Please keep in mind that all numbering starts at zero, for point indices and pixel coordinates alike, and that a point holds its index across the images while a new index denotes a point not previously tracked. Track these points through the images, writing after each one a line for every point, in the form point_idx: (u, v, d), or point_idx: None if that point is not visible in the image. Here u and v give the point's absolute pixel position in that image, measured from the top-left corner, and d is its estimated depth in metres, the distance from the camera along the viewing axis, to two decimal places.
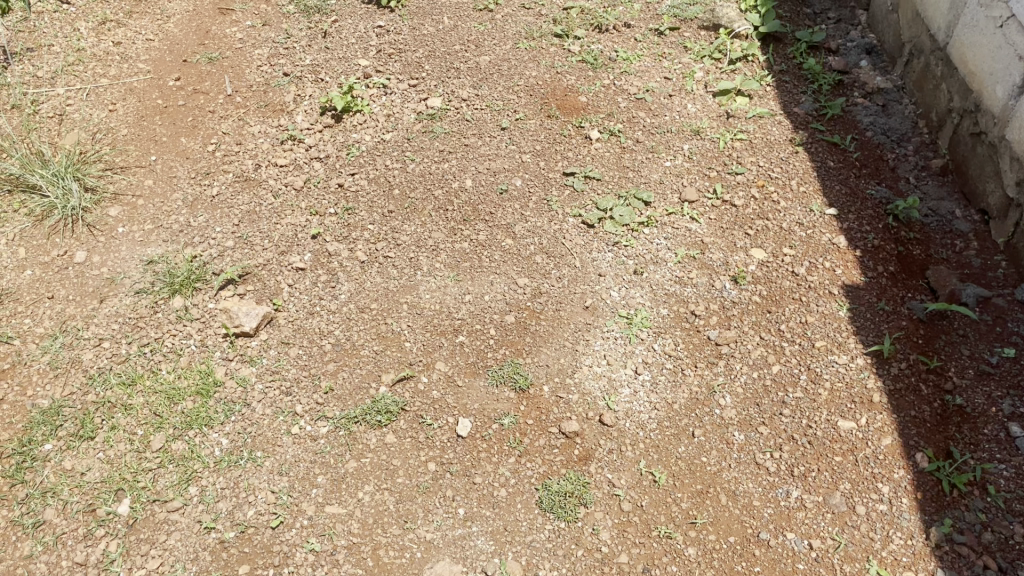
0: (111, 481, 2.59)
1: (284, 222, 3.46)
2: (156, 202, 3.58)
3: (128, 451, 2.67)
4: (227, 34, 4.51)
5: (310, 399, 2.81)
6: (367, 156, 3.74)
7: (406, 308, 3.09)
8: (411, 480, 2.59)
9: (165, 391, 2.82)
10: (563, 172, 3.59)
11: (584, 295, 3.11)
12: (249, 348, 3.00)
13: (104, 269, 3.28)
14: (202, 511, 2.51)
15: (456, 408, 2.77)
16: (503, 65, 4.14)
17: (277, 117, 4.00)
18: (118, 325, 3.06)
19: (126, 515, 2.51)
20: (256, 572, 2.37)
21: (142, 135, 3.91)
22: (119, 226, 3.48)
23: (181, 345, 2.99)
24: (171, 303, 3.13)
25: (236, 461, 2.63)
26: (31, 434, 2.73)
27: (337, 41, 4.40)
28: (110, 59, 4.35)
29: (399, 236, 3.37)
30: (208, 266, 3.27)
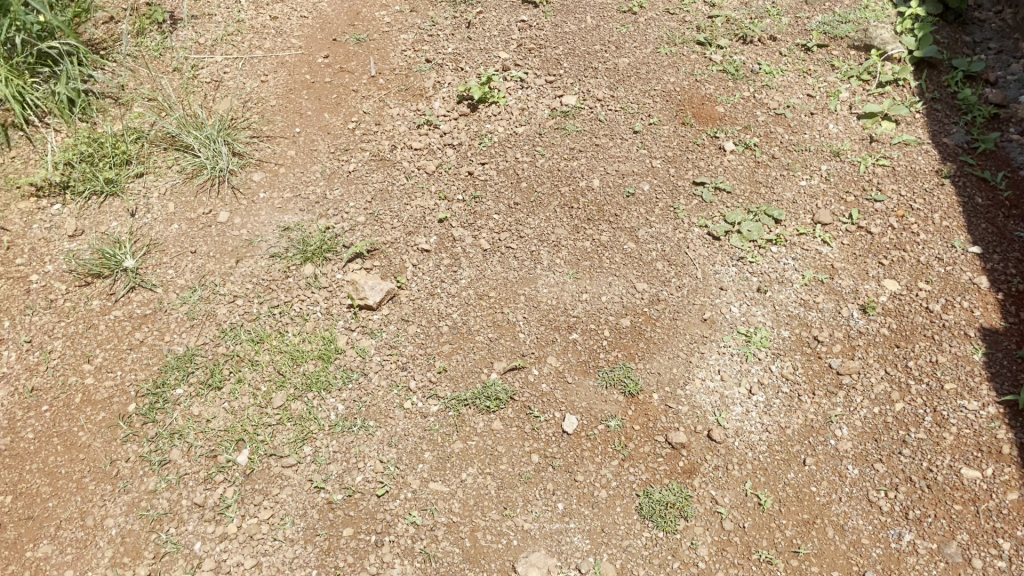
0: (233, 431, 2.72)
1: (414, 204, 3.55)
2: (297, 172, 3.74)
3: (251, 405, 2.80)
4: (376, 18, 4.66)
5: (424, 376, 2.89)
6: (499, 147, 3.79)
7: (523, 299, 3.12)
8: (514, 469, 2.62)
9: (290, 352, 2.95)
10: (693, 181, 3.55)
11: (702, 306, 3.06)
12: (371, 320, 3.10)
13: (244, 231, 3.45)
14: (314, 471, 2.62)
15: (563, 404, 2.78)
16: (642, 69, 4.12)
17: (416, 101, 4.11)
18: (252, 285, 3.21)
19: (244, 464, 2.64)
20: (359, 536, 2.46)
21: (289, 107, 4.09)
22: (261, 191, 3.65)
23: (308, 310, 3.12)
24: (302, 270, 3.27)
25: (348, 428, 2.73)
26: (165, 377, 2.88)
27: (480, 32, 4.48)
28: (266, 32, 4.55)
29: (523, 228, 3.40)
30: (339, 238, 3.39)
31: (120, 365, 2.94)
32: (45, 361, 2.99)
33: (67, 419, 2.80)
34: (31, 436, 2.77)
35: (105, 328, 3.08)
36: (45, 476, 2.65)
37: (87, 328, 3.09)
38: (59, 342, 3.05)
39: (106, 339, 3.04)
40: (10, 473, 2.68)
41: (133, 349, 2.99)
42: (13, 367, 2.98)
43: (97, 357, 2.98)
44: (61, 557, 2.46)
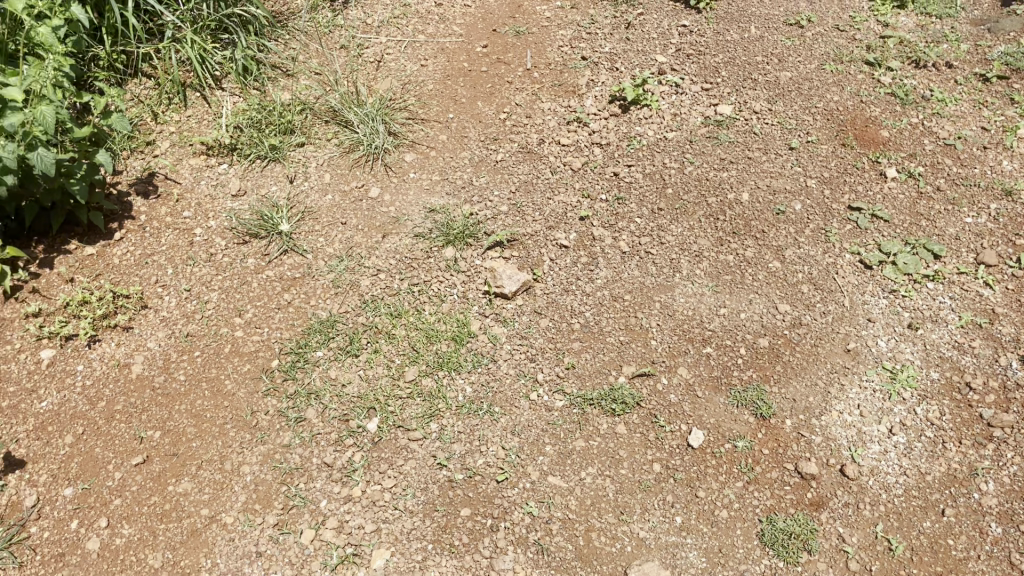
0: (366, 399, 2.82)
1: (557, 199, 3.56)
2: (447, 155, 3.82)
3: (384, 376, 2.89)
4: (537, 12, 4.70)
5: (552, 370, 2.89)
6: (647, 151, 3.76)
7: (659, 306, 3.08)
8: (635, 475, 2.60)
9: (425, 331, 3.03)
10: (849, 206, 3.41)
11: (847, 336, 2.94)
12: (504, 309, 3.13)
13: (392, 208, 3.56)
14: (438, 448, 2.68)
15: (691, 417, 2.73)
16: (805, 85, 3.99)
17: (568, 98, 4.12)
18: (395, 261, 3.31)
19: (373, 432, 2.73)
20: (476, 517, 2.50)
21: (445, 93, 4.18)
22: (411, 171, 3.75)
23: (444, 292, 3.19)
24: (443, 252, 3.34)
25: (474, 411, 2.77)
26: (307, 339, 3.01)
27: (639, 33, 4.45)
28: (430, 17, 4.64)
29: (665, 235, 3.36)
30: (482, 225, 3.44)
31: (267, 323, 3.08)
32: (201, 309, 3.12)
33: (216, 366, 2.93)
34: (182, 377, 2.89)
35: (257, 286, 3.22)
36: (191, 418, 2.77)
37: (241, 284, 3.22)
38: (215, 294, 3.17)
39: (258, 295, 3.18)
40: (161, 411, 2.79)
41: (280, 309, 3.13)
42: (172, 312, 3.10)
43: (247, 313, 3.11)
44: (199, 495, 2.57)
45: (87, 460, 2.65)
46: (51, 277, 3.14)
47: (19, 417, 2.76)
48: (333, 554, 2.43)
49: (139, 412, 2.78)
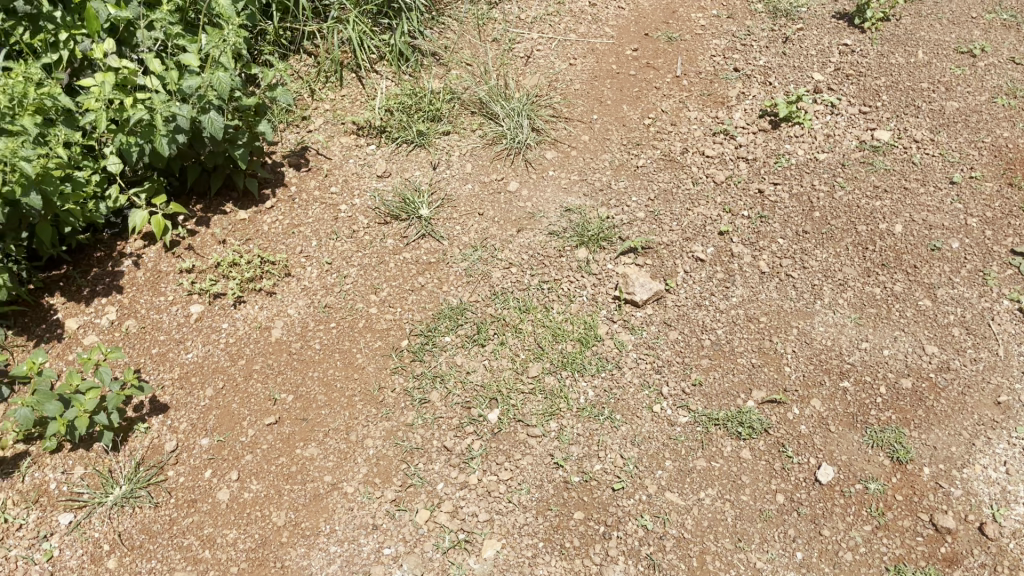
0: (489, 389, 2.84)
1: (697, 210, 3.47)
2: (587, 156, 3.77)
3: (508, 369, 2.91)
4: (692, 19, 4.60)
5: (678, 384, 2.83)
6: (795, 170, 3.63)
7: (796, 332, 2.98)
8: (756, 503, 2.52)
9: (552, 329, 3.02)
10: (1012, 250, 3.20)
11: (998, 388, 2.77)
12: (633, 316, 3.07)
13: (529, 204, 3.56)
14: (556, 448, 2.68)
15: (820, 451, 2.63)
16: (973, 117, 3.77)
17: (716, 109, 4.02)
18: (528, 256, 3.31)
19: (493, 422, 2.75)
20: (589, 522, 2.49)
21: (591, 94, 4.11)
22: (550, 169, 3.72)
23: (574, 292, 3.16)
24: (576, 253, 3.31)
25: (595, 415, 2.75)
26: (436, 323, 3.06)
27: (796, 49, 4.31)
28: (582, 17, 4.56)
29: (808, 259, 3.24)
30: (617, 230, 3.38)
31: (400, 303, 3.15)
32: (339, 283, 3.22)
33: (350, 339, 3.02)
34: (317, 346, 3.00)
35: (393, 266, 3.30)
36: (322, 386, 2.87)
37: (378, 263, 3.31)
38: (353, 270, 3.27)
39: (393, 276, 3.26)
40: (295, 376, 2.90)
41: (413, 292, 3.20)
42: (312, 283, 3.22)
43: (382, 291, 3.20)
44: (324, 462, 2.66)
45: (225, 414, 2.78)
46: (206, 237, 3.30)
47: (166, 365, 2.91)
48: (446, 537, 2.46)
49: (275, 374, 2.90)
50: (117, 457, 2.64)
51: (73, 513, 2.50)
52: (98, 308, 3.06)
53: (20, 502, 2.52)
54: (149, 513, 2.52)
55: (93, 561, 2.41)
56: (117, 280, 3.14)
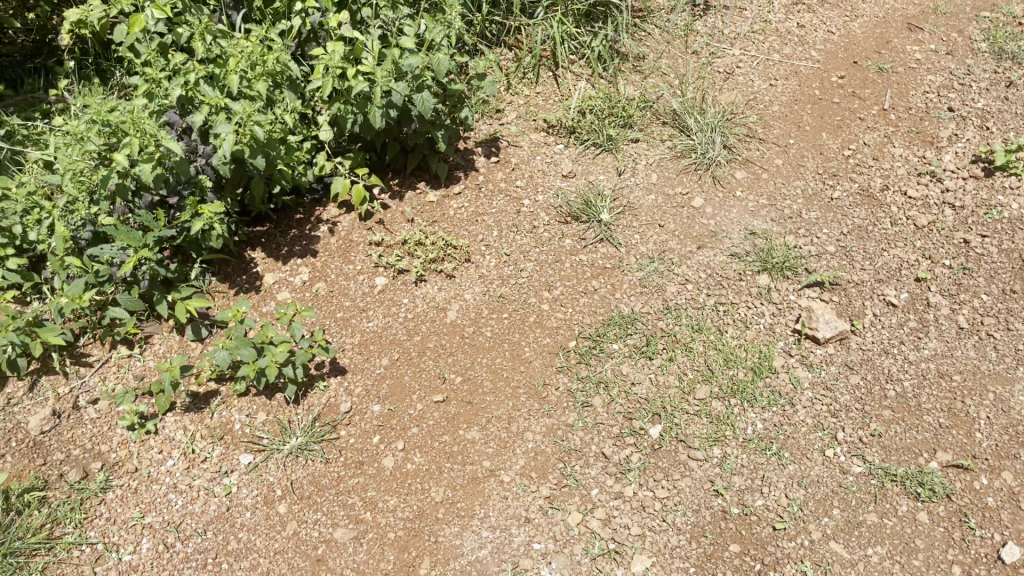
0: (652, 403, 2.80)
1: (893, 252, 3.30)
2: (779, 181, 3.64)
3: (675, 387, 2.85)
4: (907, 51, 4.36)
5: (855, 432, 2.70)
6: (1008, 224, 3.36)
7: (991, 397, 2.77)
8: (928, 571, 2.38)
9: (725, 353, 2.93)
10: None
11: None
12: (812, 353, 2.94)
13: (713, 222, 3.45)
14: (717, 475, 2.61)
15: (1007, 528, 2.44)
16: None
17: (923, 148, 3.78)
18: (706, 275, 3.23)
19: (654, 438, 2.72)
20: (745, 557, 2.43)
21: (789, 118, 3.96)
22: (738, 190, 3.61)
23: (751, 319, 3.06)
24: (757, 278, 3.20)
25: (762, 448, 2.67)
26: (606, 329, 3.05)
27: (1021, 94, 4.01)
28: (789, 38, 4.42)
29: (1014, 321, 3.01)
30: (803, 260, 3.25)
31: (572, 303, 3.15)
32: (516, 275, 3.27)
33: (520, 331, 3.06)
34: (488, 333, 3.06)
35: (569, 266, 3.30)
36: (489, 373, 2.93)
37: (555, 260, 3.32)
38: (530, 265, 3.30)
39: (568, 276, 3.26)
40: (466, 359, 2.97)
41: (586, 294, 3.19)
42: (490, 272, 3.28)
43: (555, 289, 3.21)
44: (484, 447, 2.71)
45: (396, 385, 2.89)
46: (396, 214, 3.45)
47: (348, 330, 3.06)
48: (596, 544, 2.46)
49: (447, 354, 2.98)
50: (296, 409, 2.80)
51: (253, 455, 2.67)
52: (292, 268, 3.26)
53: (207, 436, 2.72)
54: (319, 467, 2.66)
55: (266, 503, 2.56)
56: (312, 244, 3.33)
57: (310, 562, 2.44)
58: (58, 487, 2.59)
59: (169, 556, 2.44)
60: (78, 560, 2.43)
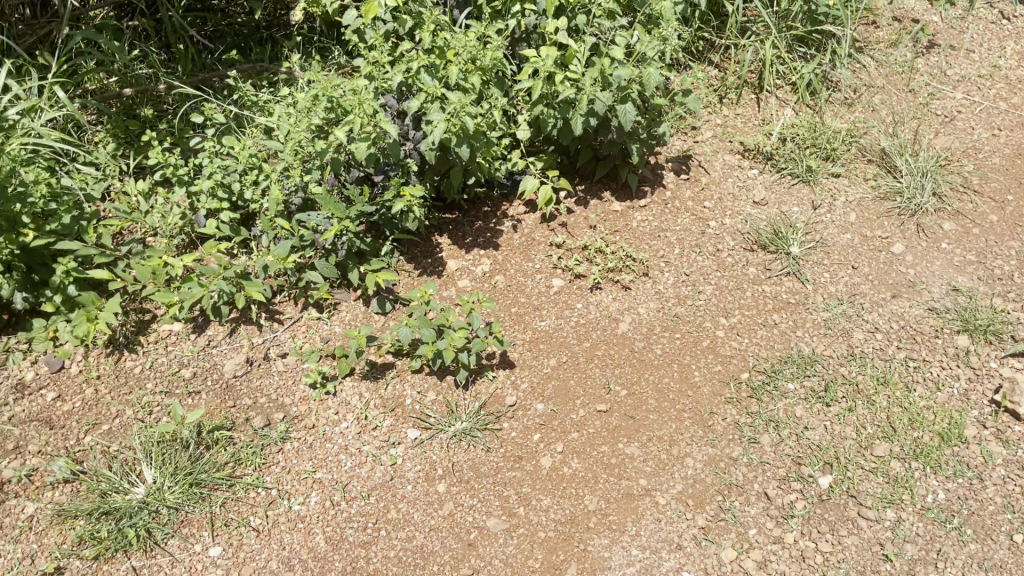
0: (824, 451, 2.70)
1: None
2: (991, 238, 3.39)
3: (850, 439, 2.73)
4: None
5: None
6: None
7: None
8: None
9: (910, 413, 2.77)
10: None
11: None
12: (1010, 428, 2.73)
13: (911, 272, 3.27)
14: (888, 538, 2.50)
15: None
16: None
17: None
18: (898, 326, 3.06)
19: (822, 487, 2.62)
20: None
21: (1011, 172, 3.68)
22: (944, 241, 3.39)
23: (944, 381, 2.88)
24: (955, 339, 3.00)
25: (941, 519, 2.52)
26: (783, 366, 2.94)
27: None
28: (1020, 87, 4.11)
29: None
30: (1011, 326, 3.01)
31: (749, 334, 3.07)
32: (694, 296, 3.21)
33: (692, 354, 3.01)
34: (659, 350, 3.02)
35: (750, 295, 3.21)
36: (655, 391, 2.89)
37: (736, 287, 3.24)
38: (710, 288, 3.24)
39: (748, 305, 3.17)
40: (633, 373, 2.95)
41: (764, 327, 3.09)
42: (667, 289, 3.24)
43: (733, 317, 3.13)
44: (643, 464, 2.69)
45: (562, 387, 2.91)
46: (581, 218, 3.47)
47: (521, 326, 3.12)
48: None
49: (615, 365, 2.98)
50: (464, 394, 2.89)
51: (419, 431, 2.78)
52: (475, 258, 3.36)
53: (379, 406, 2.85)
54: (480, 455, 2.72)
55: (427, 479, 2.65)
56: (496, 238, 3.42)
57: (461, 545, 2.50)
58: (243, 430, 2.78)
59: (334, 512, 2.57)
60: (254, 500, 2.60)
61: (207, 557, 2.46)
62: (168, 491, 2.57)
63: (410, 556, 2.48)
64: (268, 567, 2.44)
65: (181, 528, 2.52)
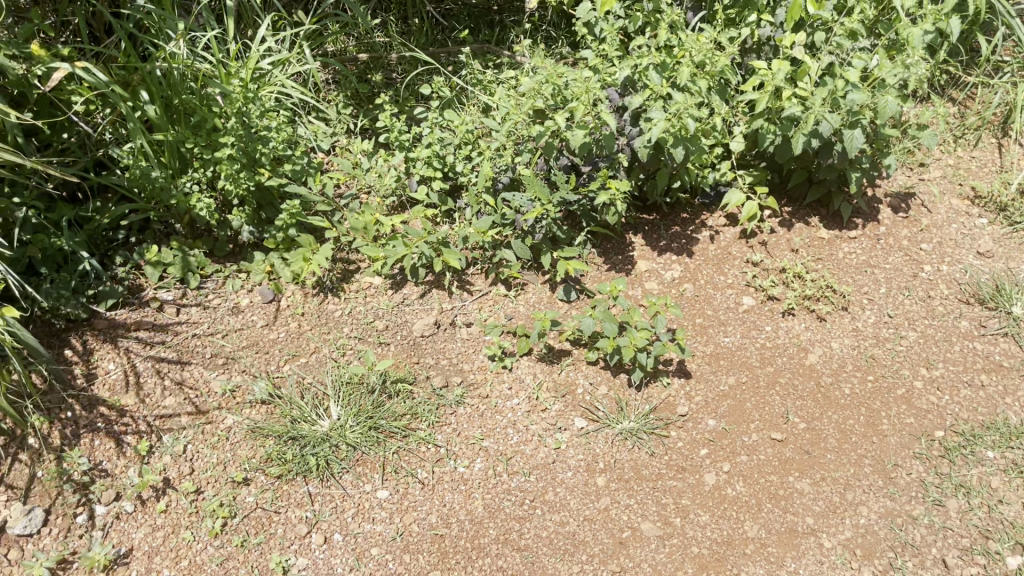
0: (1018, 529, 2.48)
1: None
2: None
3: None
4: None
5: None
6: None
7: None
8: None
9: None
10: None
11: None
12: None
13: None
14: None
15: None
16: None
17: None
18: None
19: (1010, 567, 2.41)
20: None
21: None
22: None
23: None
24: None
25: None
26: (984, 432, 2.74)
27: None
28: None
29: None
30: None
31: (952, 391, 2.88)
32: (895, 340, 3.05)
33: (883, 401, 2.86)
34: (847, 390, 2.89)
35: (959, 350, 3.01)
36: (837, 430, 2.77)
37: (943, 339, 3.05)
38: (913, 335, 3.06)
39: (955, 359, 2.98)
40: (816, 408, 2.84)
41: (969, 387, 2.89)
42: (866, 327, 3.10)
43: (936, 370, 2.95)
44: (811, 502, 2.58)
45: (736, 408, 2.84)
46: (782, 240, 3.36)
47: (704, 337, 3.06)
48: None
49: (798, 396, 2.87)
50: (636, 395, 2.89)
51: (586, 422, 2.81)
52: (666, 262, 3.33)
53: (551, 390, 2.91)
54: (643, 458, 2.71)
55: (588, 469, 2.67)
56: (691, 245, 3.38)
57: (613, 541, 2.50)
58: (423, 386, 2.93)
59: (495, 482, 2.65)
60: (424, 455, 2.73)
61: (375, 498, 2.60)
62: (349, 429, 2.75)
63: (560, 540, 2.50)
64: (427, 520, 2.55)
65: (356, 467, 2.69)
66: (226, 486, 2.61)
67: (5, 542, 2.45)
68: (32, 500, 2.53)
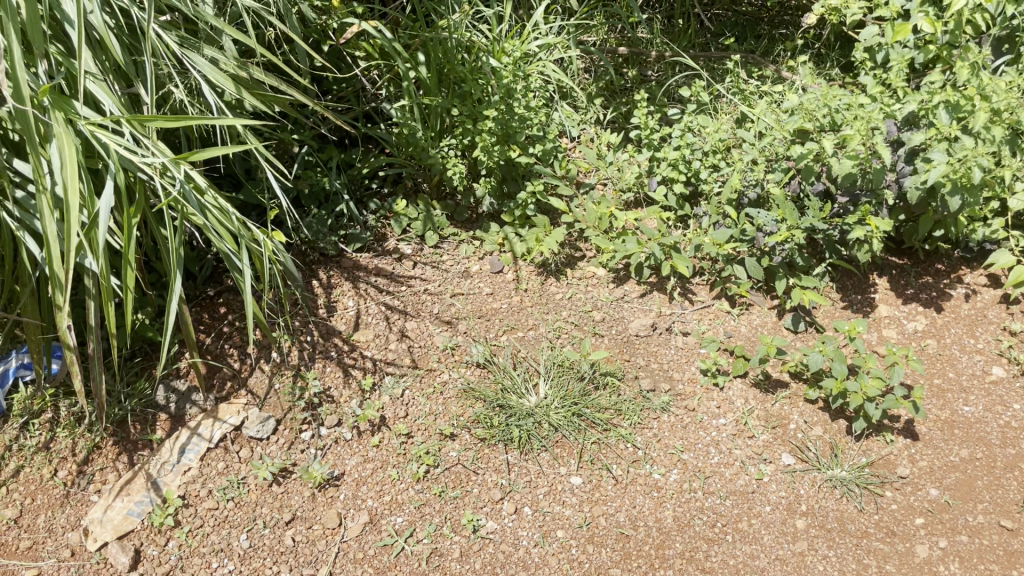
0: None
1: None
2: None
3: None
4: None
5: None
6: None
7: None
8: None
9: None
10: None
11: None
12: None
13: None
14: None
15: None
16: None
17: None
18: None
19: None
20: None
21: None
22: None
23: None
24: None
25: None
26: None
27: None
28: None
29: None
30: None
31: None
32: None
33: None
34: None
35: None
36: None
37: None
38: None
39: None
40: None
41: None
42: None
43: None
44: None
45: (964, 483, 2.62)
46: None
47: (941, 401, 2.85)
48: None
49: None
50: (853, 444, 2.73)
51: (794, 460, 2.69)
52: (910, 312, 3.11)
53: (762, 418, 2.81)
54: (850, 511, 2.56)
55: (788, 509, 2.56)
56: (942, 299, 3.14)
57: None
58: (630, 385, 2.92)
59: (689, 497, 2.60)
60: (622, 452, 2.73)
61: (568, 483, 2.64)
62: (553, 410, 2.80)
63: (748, 572, 2.41)
64: (616, 517, 2.55)
65: (554, 447, 2.74)
66: (435, 436, 2.74)
67: (240, 440, 2.70)
68: (268, 409, 2.77)
